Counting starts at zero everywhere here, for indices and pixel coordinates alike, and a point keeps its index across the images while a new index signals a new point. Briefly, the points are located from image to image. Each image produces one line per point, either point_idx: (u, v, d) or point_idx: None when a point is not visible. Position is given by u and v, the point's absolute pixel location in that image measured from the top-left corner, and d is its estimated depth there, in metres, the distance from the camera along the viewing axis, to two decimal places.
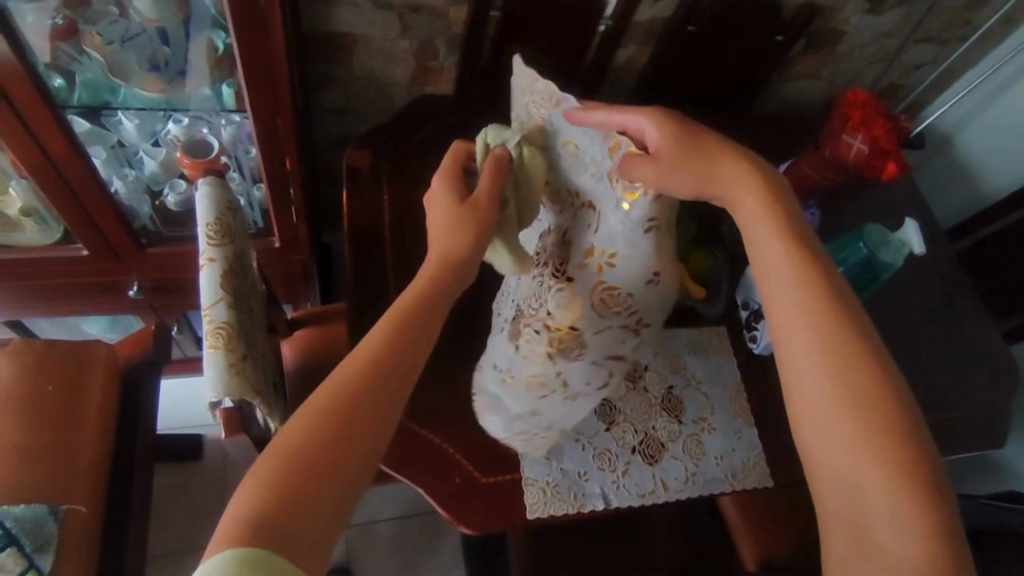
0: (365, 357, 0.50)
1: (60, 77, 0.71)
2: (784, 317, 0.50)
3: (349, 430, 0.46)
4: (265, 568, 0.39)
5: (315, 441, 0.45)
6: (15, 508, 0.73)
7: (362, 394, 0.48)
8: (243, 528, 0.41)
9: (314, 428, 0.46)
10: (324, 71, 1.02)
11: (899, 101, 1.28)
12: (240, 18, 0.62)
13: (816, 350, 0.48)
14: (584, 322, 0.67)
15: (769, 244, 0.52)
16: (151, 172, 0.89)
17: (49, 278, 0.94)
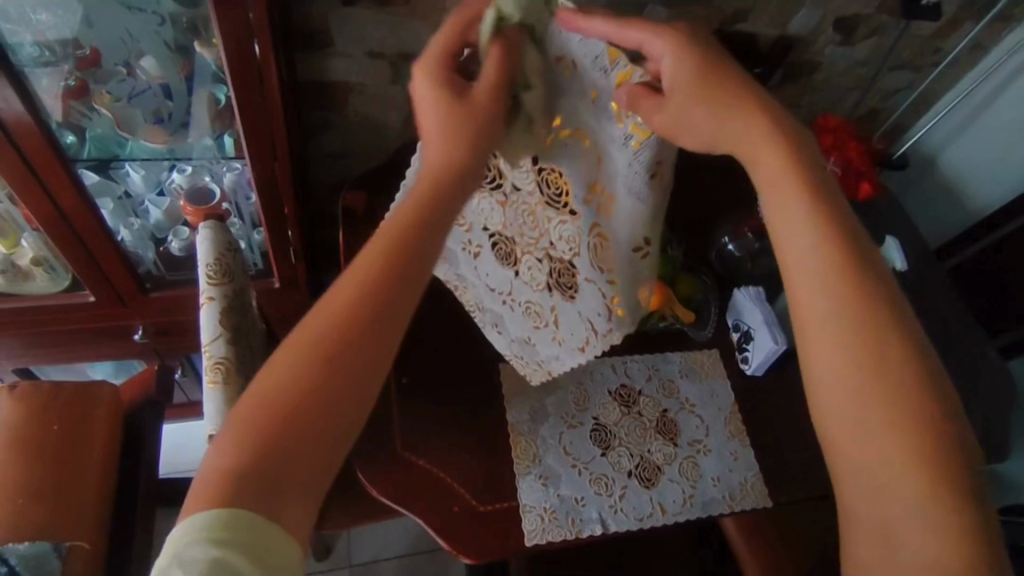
0: (343, 314, 0.50)
1: (71, 133, 0.76)
2: (799, 276, 0.52)
3: (330, 382, 0.48)
4: (237, 527, 0.42)
5: (282, 407, 0.46)
6: (17, 546, 0.70)
7: (348, 346, 0.49)
8: (218, 481, 0.43)
9: (293, 381, 0.47)
10: (319, 117, 1.07)
11: (879, 126, 1.31)
12: (239, 75, 0.67)
13: (827, 297, 0.50)
14: (581, 263, 0.71)
15: (790, 201, 0.53)
16: (156, 219, 0.93)
17: (56, 326, 0.97)
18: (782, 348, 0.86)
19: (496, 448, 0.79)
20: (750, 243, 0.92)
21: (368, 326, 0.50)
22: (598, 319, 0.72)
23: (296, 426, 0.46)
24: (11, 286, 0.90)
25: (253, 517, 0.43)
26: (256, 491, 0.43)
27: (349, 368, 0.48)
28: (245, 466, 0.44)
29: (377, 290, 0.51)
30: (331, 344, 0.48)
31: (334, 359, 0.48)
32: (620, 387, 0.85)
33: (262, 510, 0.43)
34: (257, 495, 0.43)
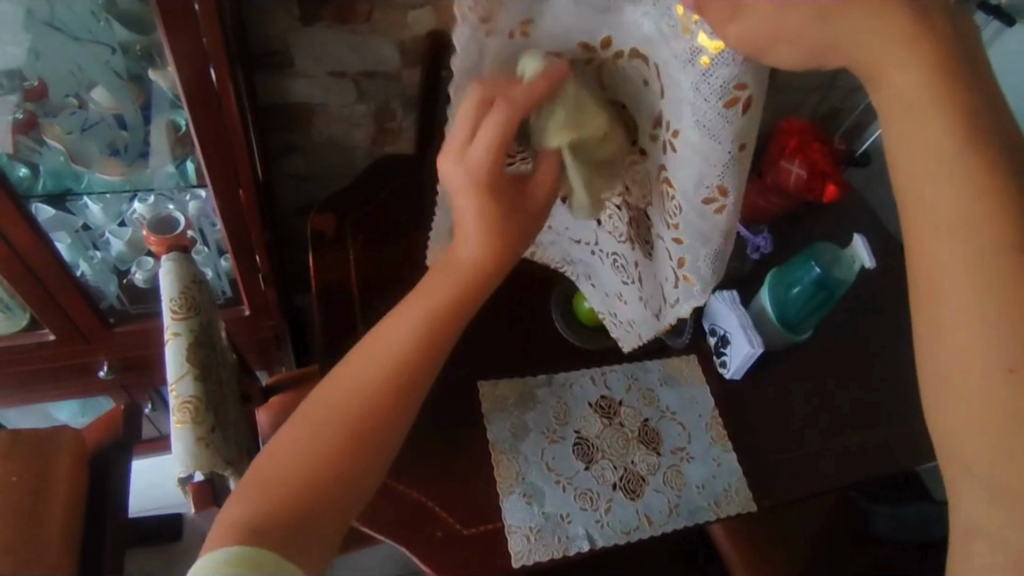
0: (387, 377, 0.53)
1: (23, 167, 0.73)
2: (929, 236, 0.42)
3: (333, 452, 0.51)
4: (253, 568, 0.45)
5: (315, 469, 0.50)
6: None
7: (360, 419, 0.52)
8: (232, 534, 0.47)
9: (307, 446, 0.51)
10: (282, 139, 1.05)
11: (840, 125, 1.34)
12: (197, 101, 0.65)
13: (960, 263, 0.41)
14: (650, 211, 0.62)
15: (928, 120, 0.40)
16: (117, 251, 0.91)
17: (15, 366, 0.93)
18: (758, 351, 0.86)
19: (478, 468, 0.78)
20: None
21: (372, 404, 0.53)
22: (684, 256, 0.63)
23: (305, 495, 0.50)
24: None
25: (269, 555, 0.46)
26: (274, 539, 0.47)
27: (361, 445, 0.52)
28: (264, 519, 0.48)
29: (388, 368, 0.53)
30: (338, 423, 0.52)
31: (361, 432, 0.52)
32: (600, 399, 0.85)
33: (279, 553, 0.47)
34: (268, 545, 0.47)
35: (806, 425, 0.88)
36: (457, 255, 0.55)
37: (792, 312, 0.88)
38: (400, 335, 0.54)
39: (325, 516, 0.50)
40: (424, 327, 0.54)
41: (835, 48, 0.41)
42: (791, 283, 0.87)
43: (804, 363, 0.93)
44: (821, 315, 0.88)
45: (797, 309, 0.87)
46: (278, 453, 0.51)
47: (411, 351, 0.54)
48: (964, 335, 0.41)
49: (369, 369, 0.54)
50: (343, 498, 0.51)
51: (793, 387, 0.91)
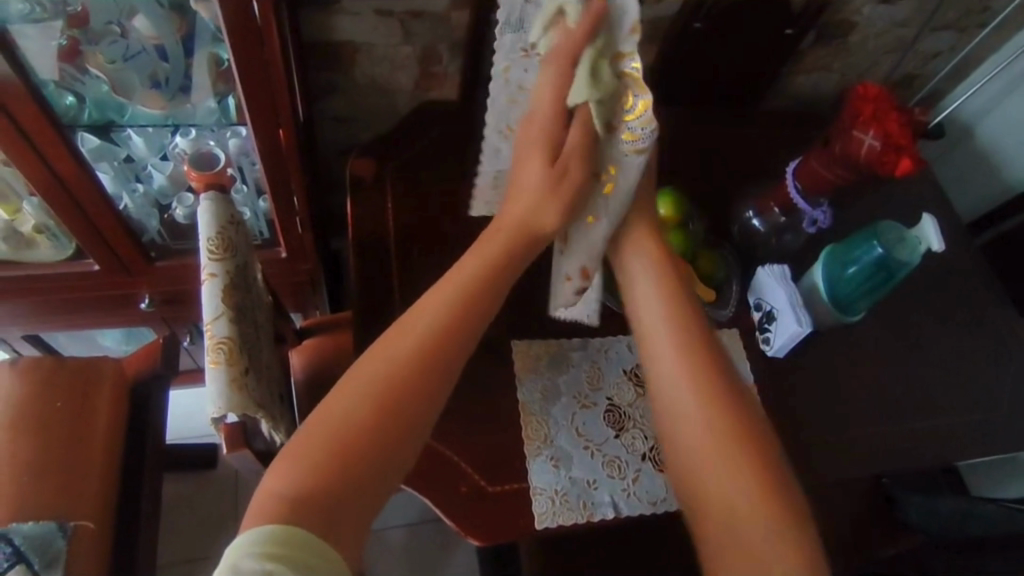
0: (419, 342, 0.53)
1: (71, 94, 0.73)
2: (655, 334, 0.59)
3: (368, 431, 0.48)
4: (292, 543, 0.43)
5: (356, 433, 0.48)
6: (20, 526, 0.70)
7: (391, 400, 0.50)
8: (277, 510, 0.44)
9: (341, 420, 0.48)
10: (324, 78, 1.02)
11: (915, 92, 1.24)
12: (238, 37, 0.63)
13: (676, 358, 0.58)
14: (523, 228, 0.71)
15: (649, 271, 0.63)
16: (160, 186, 0.90)
17: (61, 293, 0.95)
18: (804, 331, 0.82)
19: (506, 427, 0.77)
20: (776, 220, 0.89)
21: (401, 383, 0.51)
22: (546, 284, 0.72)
23: (342, 475, 0.47)
24: (14, 254, 0.88)
25: (313, 538, 0.44)
26: (317, 519, 0.45)
27: (391, 428, 0.49)
28: (304, 492, 0.45)
29: (428, 339, 0.53)
30: (371, 399, 0.50)
31: (391, 400, 0.50)
32: (636, 367, 0.83)
33: (316, 532, 0.44)
34: (316, 524, 0.44)
35: (846, 409, 0.86)
36: (515, 211, 0.59)
37: (845, 293, 0.83)
38: (438, 313, 0.54)
39: (365, 493, 0.47)
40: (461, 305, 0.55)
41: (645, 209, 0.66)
42: (848, 262, 0.82)
43: (850, 345, 0.90)
44: (875, 297, 0.83)
45: (850, 290, 0.83)
46: (311, 435, 0.48)
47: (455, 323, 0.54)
48: (699, 425, 0.55)
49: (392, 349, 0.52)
50: (379, 475, 0.48)
51: (836, 369, 0.88)
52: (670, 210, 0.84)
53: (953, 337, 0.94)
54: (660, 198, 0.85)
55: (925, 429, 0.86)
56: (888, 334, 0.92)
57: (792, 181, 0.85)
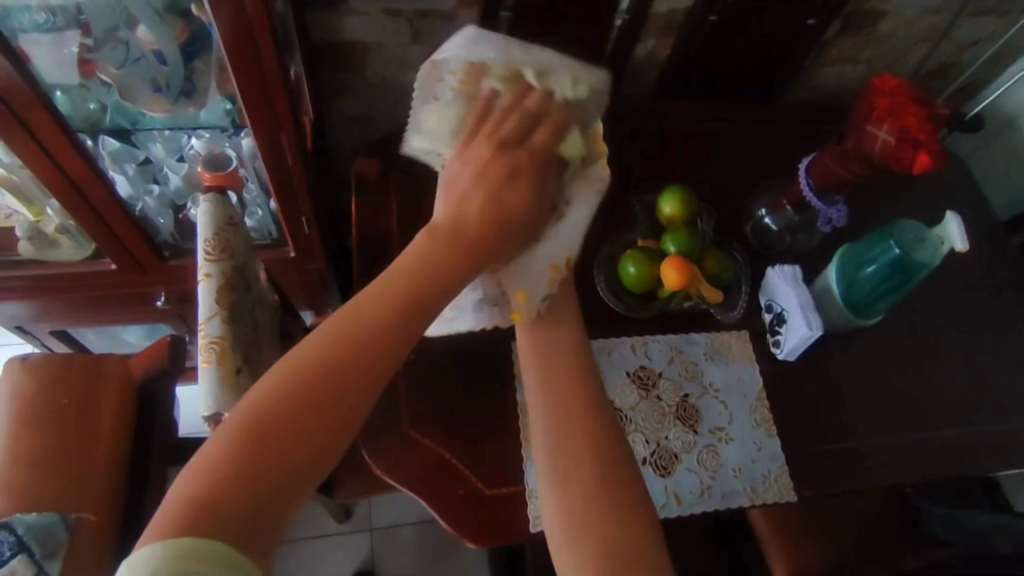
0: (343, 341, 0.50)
1: (95, 100, 0.77)
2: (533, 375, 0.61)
3: (285, 435, 0.46)
4: (193, 553, 0.41)
5: (270, 428, 0.46)
6: (25, 515, 0.65)
7: (309, 397, 0.48)
8: (186, 515, 0.42)
9: (257, 425, 0.46)
10: (335, 79, 1.03)
11: (951, 83, 1.18)
12: (230, 40, 0.65)
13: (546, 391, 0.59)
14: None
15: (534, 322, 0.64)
16: (175, 186, 0.92)
17: (82, 291, 0.99)
18: (816, 334, 0.79)
19: (504, 428, 0.77)
20: (788, 217, 0.87)
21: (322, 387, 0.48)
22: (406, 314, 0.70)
23: (252, 477, 0.44)
24: (39, 254, 0.92)
25: (215, 546, 0.42)
26: (233, 524, 0.43)
27: (308, 433, 0.47)
28: (219, 494, 0.43)
29: (351, 334, 0.51)
30: (289, 402, 0.47)
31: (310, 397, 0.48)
32: (639, 369, 0.81)
33: (227, 538, 0.42)
34: (230, 528, 0.43)
35: (861, 416, 0.82)
36: (458, 223, 0.59)
37: (860, 293, 0.80)
38: (364, 313, 0.52)
39: (280, 494, 0.45)
40: (393, 309, 0.53)
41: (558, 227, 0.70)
42: (864, 262, 0.78)
43: (867, 348, 0.86)
44: (893, 299, 0.79)
45: (866, 290, 0.79)
46: (225, 441, 0.45)
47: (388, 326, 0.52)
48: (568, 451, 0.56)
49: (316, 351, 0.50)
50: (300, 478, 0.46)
51: (852, 373, 0.85)
52: (676, 208, 0.82)
53: (981, 342, 0.89)
54: (667, 196, 0.83)
55: (947, 438, 0.82)
56: (909, 337, 0.88)
57: (805, 178, 0.83)
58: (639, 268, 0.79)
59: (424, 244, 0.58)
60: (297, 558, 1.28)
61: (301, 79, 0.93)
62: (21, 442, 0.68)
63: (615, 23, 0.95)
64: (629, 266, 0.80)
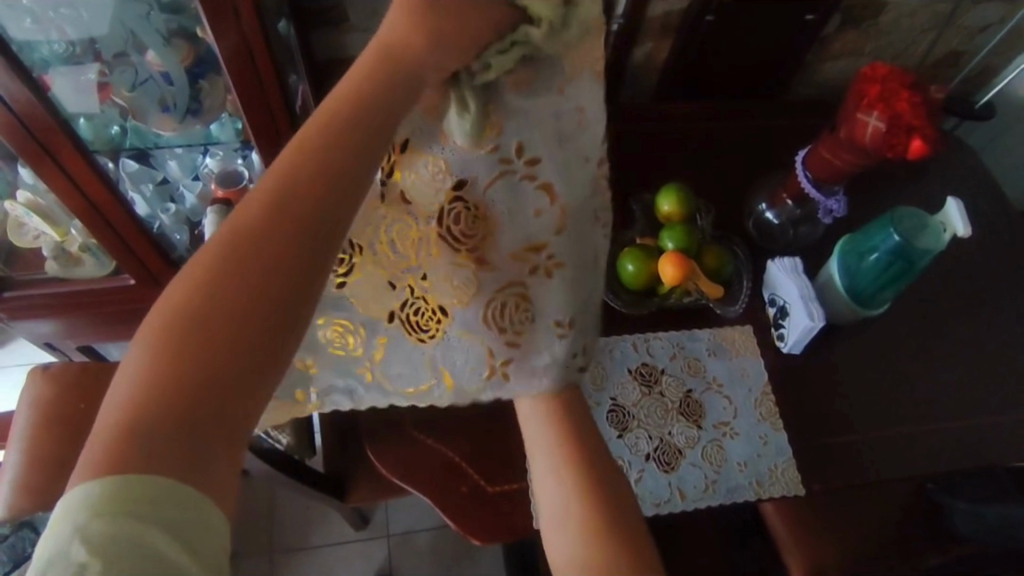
0: (270, 196, 0.40)
1: (115, 124, 0.81)
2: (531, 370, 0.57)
3: (215, 338, 0.37)
4: (149, 501, 0.32)
5: (207, 325, 0.37)
6: None
7: (238, 280, 0.38)
8: (113, 441, 0.34)
9: (179, 329, 0.37)
10: (340, 94, 1.06)
11: (959, 72, 1.16)
12: (235, 59, 0.69)
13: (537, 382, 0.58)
14: (459, 314, 0.56)
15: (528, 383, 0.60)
16: (191, 205, 0.97)
17: (104, 308, 1.03)
18: (819, 326, 0.78)
19: (508, 428, 0.77)
20: (790, 211, 0.87)
21: (233, 292, 0.38)
22: (451, 376, 0.58)
23: (198, 391, 0.36)
24: (64, 271, 0.97)
25: (172, 488, 0.33)
26: (168, 449, 0.34)
27: (223, 358, 0.36)
28: (148, 414, 0.34)
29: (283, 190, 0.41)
30: (195, 318, 0.37)
31: (248, 280, 0.38)
32: (641, 366, 0.81)
33: (172, 466, 0.34)
34: (167, 456, 0.34)
35: (870, 408, 0.81)
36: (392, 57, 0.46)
37: (863, 284, 0.79)
38: (289, 175, 0.41)
39: (229, 407, 0.36)
40: (311, 181, 0.41)
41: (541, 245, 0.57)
42: (866, 251, 0.78)
43: (876, 340, 0.85)
44: (897, 287, 0.78)
45: (868, 279, 0.78)
46: (136, 378, 0.36)
47: (302, 209, 0.40)
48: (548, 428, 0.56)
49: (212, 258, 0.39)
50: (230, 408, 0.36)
51: (861, 366, 0.84)
52: (674, 205, 0.82)
53: (995, 330, 0.87)
54: (665, 194, 0.83)
55: (961, 430, 0.81)
56: (918, 329, 0.86)
57: (803, 170, 0.82)
58: (638, 265, 0.80)
59: (335, 107, 0.44)
60: (319, 564, 1.30)
61: (307, 100, 0.98)
62: (41, 448, 0.71)
63: (611, 28, 0.96)
64: (628, 264, 0.81)
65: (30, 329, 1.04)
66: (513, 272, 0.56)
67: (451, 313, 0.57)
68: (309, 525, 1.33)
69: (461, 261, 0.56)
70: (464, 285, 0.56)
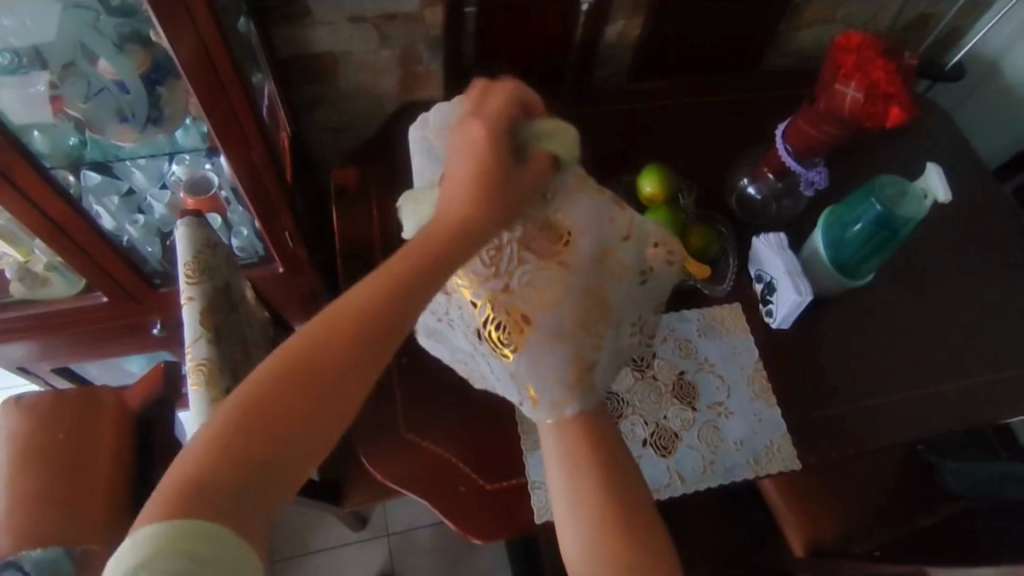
0: (386, 274, 0.46)
1: (74, 136, 0.77)
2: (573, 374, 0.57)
3: (297, 401, 0.42)
4: (200, 544, 0.38)
5: (294, 388, 0.42)
6: (29, 553, 0.67)
7: (319, 352, 0.44)
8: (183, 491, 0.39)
9: (269, 390, 0.42)
10: (307, 92, 1.03)
11: (929, 34, 1.15)
12: (192, 64, 0.66)
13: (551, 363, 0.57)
14: (543, 320, 0.57)
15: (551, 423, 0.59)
16: (161, 216, 0.93)
17: (78, 327, 1.00)
18: (807, 300, 0.78)
19: (504, 424, 0.76)
20: (771, 185, 0.87)
21: (337, 363, 0.44)
22: (533, 390, 0.56)
23: (261, 451, 0.41)
24: (30, 293, 0.93)
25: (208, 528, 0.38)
26: (220, 507, 0.39)
27: (316, 409, 0.43)
28: (214, 470, 0.40)
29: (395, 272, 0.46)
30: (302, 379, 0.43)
31: (335, 362, 0.44)
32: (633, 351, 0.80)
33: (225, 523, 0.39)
34: (219, 508, 0.39)
35: (863, 378, 0.81)
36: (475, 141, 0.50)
37: (848, 255, 0.79)
38: (406, 262, 0.47)
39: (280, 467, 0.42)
40: (413, 267, 0.47)
41: (609, 254, 0.59)
42: (849, 222, 0.77)
43: (862, 310, 0.85)
44: (881, 257, 0.78)
45: (853, 250, 0.78)
46: (212, 432, 0.41)
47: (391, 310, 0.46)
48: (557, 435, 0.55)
49: (326, 328, 0.45)
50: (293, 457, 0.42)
51: (850, 335, 0.84)
52: (656, 186, 0.81)
53: (980, 292, 0.88)
54: (646, 174, 0.82)
55: (952, 393, 0.82)
56: (904, 295, 0.87)
57: (783, 144, 0.82)
58: None
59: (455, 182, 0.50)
60: (320, 568, 1.29)
61: (276, 100, 0.95)
62: (19, 480, 0.68)
63: (582, 9, 0.95)
64: None
65: (3, 353, 1.01)
66: (596, 273, 0.59)
67: (535, 320, 0.57)
68: (307, 531, 1.32)
69: (547, 267, 0.58)
70: (550, 288, 0.57)
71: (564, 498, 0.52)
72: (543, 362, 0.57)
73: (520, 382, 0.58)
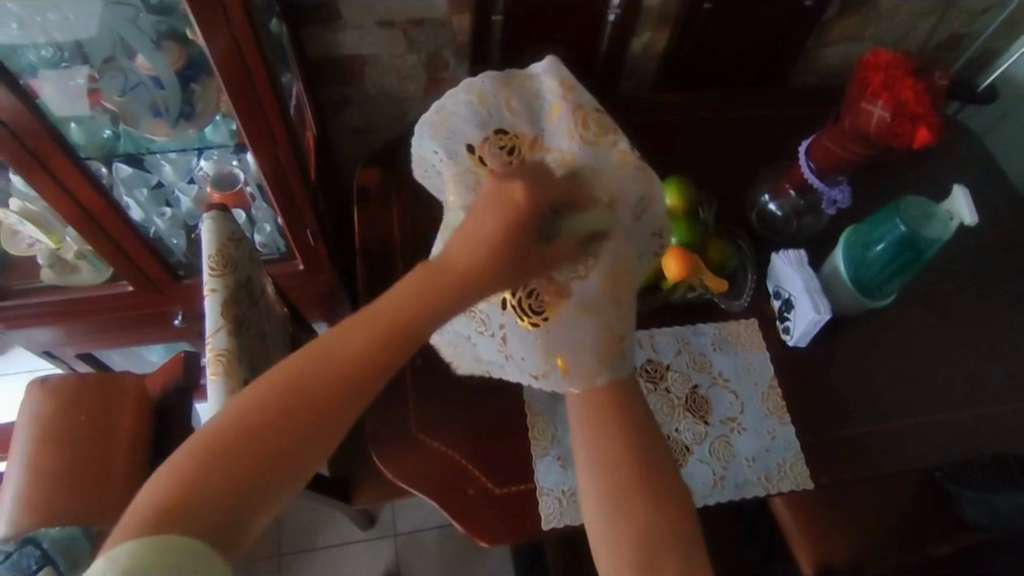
0: (367, 335, 0.47)
1: (108, 129, 0.79)
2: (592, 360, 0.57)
3: (264, 441, 0.45)
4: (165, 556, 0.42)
5: (268, 421, 0.45)
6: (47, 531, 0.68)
7: (296, 389, 0.46)
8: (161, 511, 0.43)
9: (240, 424, 0.45)
10: (334, 93, 1.05)
11: (960, 54, 1.14)
12: (224, 61, 0.67)
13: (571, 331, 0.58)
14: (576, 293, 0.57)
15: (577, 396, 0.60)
16: (187, 208, 0.96)
17: (103, 315, 1.02)
18: (825, 319, 0.77)
19: (515, 429, 0.77)
20: (793, 202, 0.86)
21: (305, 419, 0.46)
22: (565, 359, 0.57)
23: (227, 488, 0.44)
24: (60, 279, 0.96)
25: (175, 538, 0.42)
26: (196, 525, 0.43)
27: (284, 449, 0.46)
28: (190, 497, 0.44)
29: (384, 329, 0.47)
30: (303, 387, 0.46)
31: (296, 402, 0.46)
32: (646, 363, 0.80)
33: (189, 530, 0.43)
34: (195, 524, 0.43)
35: (879, 400, 0.80)
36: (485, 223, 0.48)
37: (870, 275, 0.78)
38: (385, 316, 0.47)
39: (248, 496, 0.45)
40: (396, 324, 0.47)
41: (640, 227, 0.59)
42: (871, 242, 0.77)
43: (880, 331, 0.84)
44: (902, 278, 0.77)
45: (875, 270, 0.77)
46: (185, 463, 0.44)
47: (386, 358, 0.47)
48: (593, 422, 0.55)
49: (316, 358, 0.47)
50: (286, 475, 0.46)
51: (868, 356, 0.83)
52: (675, 198, 0.80)
53: (1004, 318, 0.86)
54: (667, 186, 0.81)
55: (971, 420, 0.80)
56: (925, 318, 0.86)
57: (806, 161, 0.81)
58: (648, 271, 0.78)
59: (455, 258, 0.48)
60: (327, 565, 1.30)
61: (304, 102, 0.96)
62: (40, 460, 0.70)
63: (608, 19, 0.95)
64: None
65: (30, 337, 1.03)
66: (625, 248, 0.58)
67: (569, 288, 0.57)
68: (315, 528, 1.33)
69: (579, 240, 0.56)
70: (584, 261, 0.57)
71: (591, 484, 0.53)
72: (576, 327, 0.58)
73: (549, 354, 0.59)
